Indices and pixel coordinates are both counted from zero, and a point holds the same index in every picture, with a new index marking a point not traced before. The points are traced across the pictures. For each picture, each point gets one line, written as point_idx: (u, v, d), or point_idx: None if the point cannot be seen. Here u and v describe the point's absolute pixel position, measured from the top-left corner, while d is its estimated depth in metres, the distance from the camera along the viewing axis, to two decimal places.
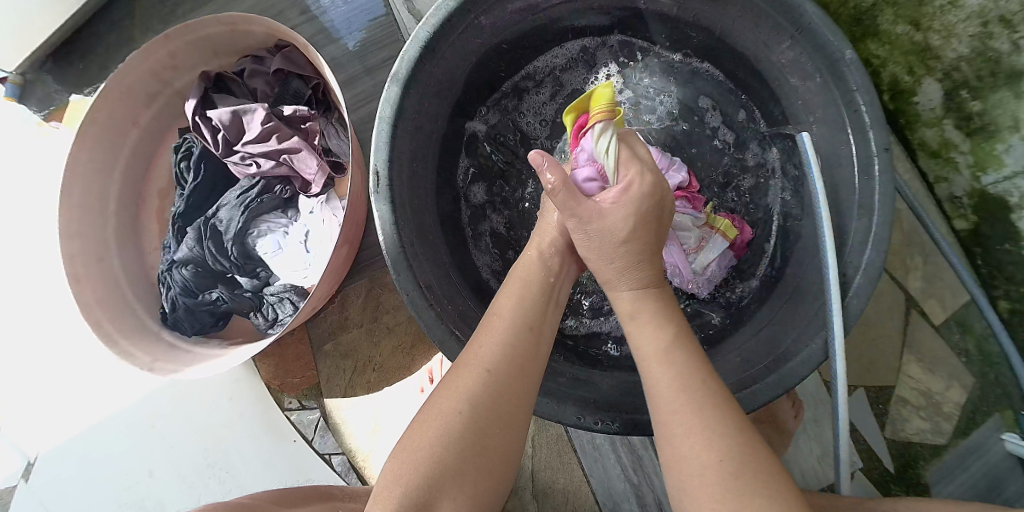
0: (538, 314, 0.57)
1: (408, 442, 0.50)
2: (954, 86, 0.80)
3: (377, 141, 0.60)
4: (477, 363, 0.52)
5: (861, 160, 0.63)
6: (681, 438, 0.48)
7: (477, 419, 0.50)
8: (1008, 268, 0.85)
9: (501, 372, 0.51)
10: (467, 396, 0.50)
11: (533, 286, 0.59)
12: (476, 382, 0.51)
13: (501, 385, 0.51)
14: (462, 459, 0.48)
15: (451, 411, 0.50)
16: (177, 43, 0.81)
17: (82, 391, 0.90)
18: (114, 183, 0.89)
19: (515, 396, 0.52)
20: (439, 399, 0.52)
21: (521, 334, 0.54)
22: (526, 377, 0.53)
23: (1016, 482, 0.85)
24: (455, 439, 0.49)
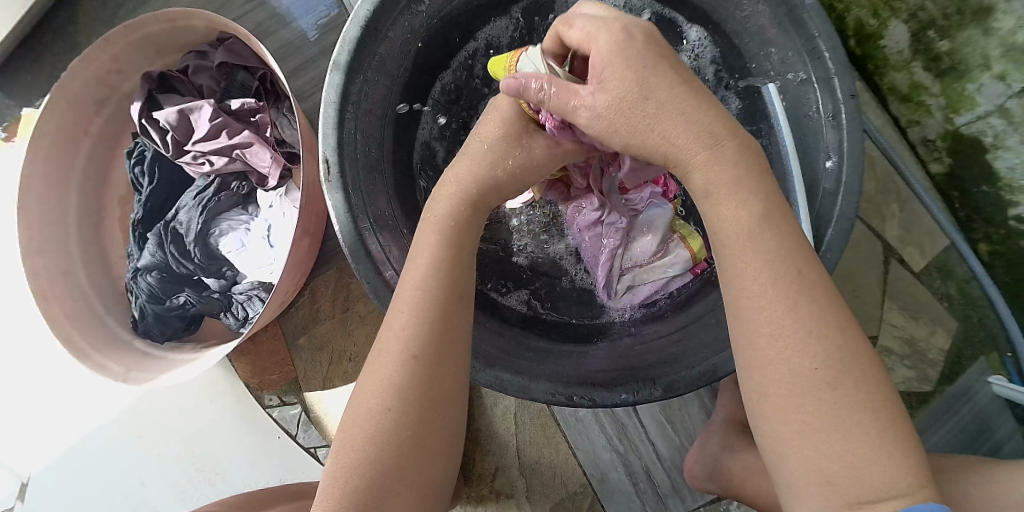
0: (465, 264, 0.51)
1: (341, 446, 0.46)
2: (921, 27, 0.77)
3: (324, 128, 0.59)
4: (395, 346, 0.47)
5: (826, 108, 0.62)
6: (769, 360, 0.41)
7: (411, 406, 0.46)
8: (985, 210, 0.84)
9: (428, 354, 0.46)
10: (394, 388, 0.46)
11: (447, 234, 0.50)
12: (396, 364, 0.46)
13: (431, 367, 0.46)
14: (404, 455, 0.45)
15: (382, 405, 0.46)
16: (118, 45, 0.78)
17: (60, 410, 0.88)
18: (71, 193, 0.86)
19: (450, 370, 0.47)
20: (364, 389, 0.47)
21: (438, 302, 0.48)
22: (454, 349, 0.48)
23: (1003, 424, 0.86)
24: (388, 436, 0.45)
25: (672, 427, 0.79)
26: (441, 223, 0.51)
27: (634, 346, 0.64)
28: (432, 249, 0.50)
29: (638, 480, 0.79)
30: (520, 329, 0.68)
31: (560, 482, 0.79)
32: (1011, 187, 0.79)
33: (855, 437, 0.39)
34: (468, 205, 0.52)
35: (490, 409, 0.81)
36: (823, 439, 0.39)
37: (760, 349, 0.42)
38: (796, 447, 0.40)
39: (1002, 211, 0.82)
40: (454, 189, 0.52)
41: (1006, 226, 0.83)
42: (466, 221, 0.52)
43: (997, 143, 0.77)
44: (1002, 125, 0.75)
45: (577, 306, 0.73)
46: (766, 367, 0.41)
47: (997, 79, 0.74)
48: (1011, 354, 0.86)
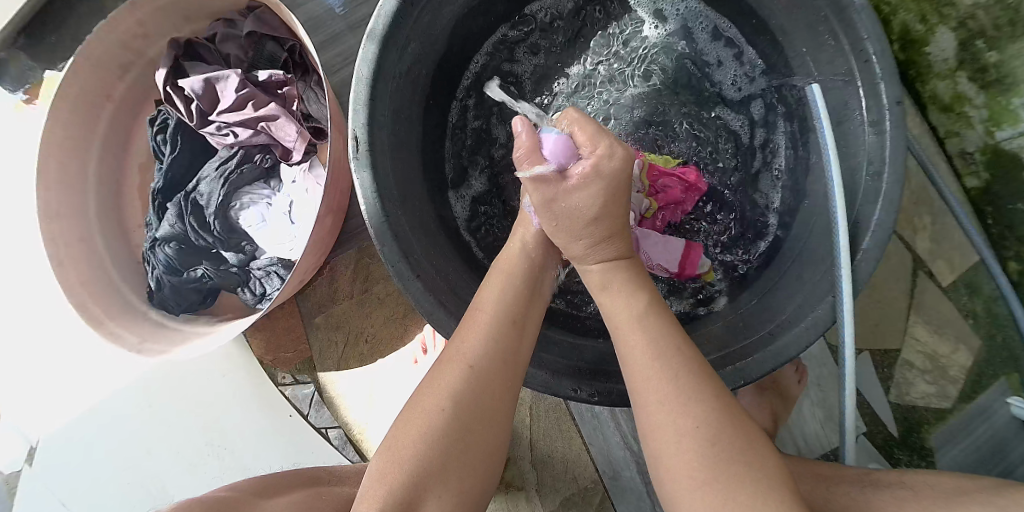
0: (528, 298, 0.56)
1: (400, 433, 0.50)
2: (970, 35, 0.75)
3: (355, 105, 0.57)
4: (457, 358, 0.51)
5: (871, 114, 0.60)
6: (657, 410, 0.48)
7: (468, 412, 0.50)
8: (1020, 228, 0.82)
9: (484, 368, 0.50)
10: (450, 392, 0.50)
11: (518, 273, 0.56)
12: (460, 374, 0.50)
13: (486, 382, 0.50)
14: (450, 454, 0.49)
15: (437, 409, 0.50)
16: (145, 10, 0.77)
17: (72, 376, 0.88)
18: (92, 158, 0.86)
19: (502, 388, 0.51)
20: (424, 393, 0.51)
21: (503, 328, 0.52)
22: (509, 373, 0.52)
23: (1019, 446, 0.84)
24: (446, 433, 0.49)
25: None
26: (511, 259, 0.57)
27: None
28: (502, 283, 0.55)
29: (650, 479, 0.78)
30: (544, 321, 0.66)
31: (572, 477, 0.79)
32: None
33: (742, 490, 0.44)
34: (539, 247, 0.59)
35: None
36: (716, 480, 0.45)
37: (651, 397, 0.48)
38: (688, 486, 0.46)
39: None
40: (525, 230, 0.60)
41: None
42: (524, 255, 0.57)
43: None
44: None
45: (604, 298, 0.72)
46: (652, 412, 0.48)
47: None
48: None
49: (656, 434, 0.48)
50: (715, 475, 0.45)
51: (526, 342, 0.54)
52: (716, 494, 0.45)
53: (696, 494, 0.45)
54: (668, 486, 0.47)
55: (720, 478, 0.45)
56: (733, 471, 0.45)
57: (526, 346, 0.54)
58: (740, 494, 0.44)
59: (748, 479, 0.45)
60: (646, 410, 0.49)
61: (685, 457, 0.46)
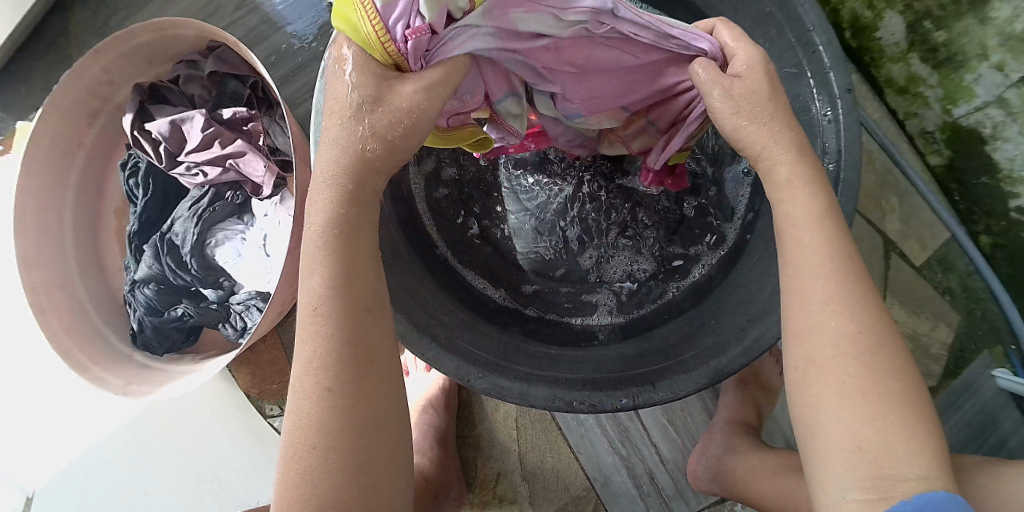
0: (374, 271, 0.46)
1: (282, 487, 0.44)
2: (917, 18, 0.76)
3: (315, 137, 0.58)
4: (309, 381, 0.43)
5: (822, 103, 0.61)
6: (821, 326, 0.42)
7: (342, 439, 0.43)
8: (986, 201, 0.83)
9: (340, 381, 0.43)
10: (317, 425, 0.43)
11: (344, 252, 0.44)
12: (315, 403, 0.43)
13: (352, 393, 0.43)
14: (343, 486, 0.42)
15: (311, 444, 0.43)
16: (109, 57, 0.78)
17: (63, 424, 0.88)
18: (67, 206, 0.86)
19: (374, 389, 0.44)
20: (292, 432, 0.44)
21: (343, 327, 0.43)
22: (378, 368, 0.44)
23: (1008, 418, 0.85)
24: (326, 472, 0.42)
25: (675, 429, 0.79)
26: (324, 225, 0.44)
27: (635, 350, 0.64)
28: (322, 268, 0.43)
29: (641, 482, 0.79)
30: (519, 335, 0.67)
31: (563, 487, 0.79)
32: (1011, 179, 0.78)
33: (883, 424, 0.40)
34: (357, 177, 0.43)
35: (490, 415, 0.81)
36: (877, 407, 0.40)
37: (813, 324, 0.42)
38: (839, 415, 0.41)
39: (1003, 202, 0.81)
40: (324, 196, 0.44)
41: (1007, 218, 0.82)
42: (351, 219, 0.44)
43: (997, 134, 0.76)
44: (1000, 115, 0.74)
45: (578, 305, 0.73)
46: (816, 329, 0.42)
47: (994, 69, 0.73)
48: (1016, 347, 0.85)
49: (815, 361, 0.42)
50: (866, 396, 0.40)
51: (382, 328, 0.45)
52: (873, 429, 0.40)
53: (853, 425, 0.40)
54: (813, 417, 0.42)
55: (880, 416, 0.40)
56: (890, 398, 0.40)
57: (385, 323, 0.46)
58: (895, 451, 0.39)
59: (896, 412, 0.40)
60: (805, 327, 0.43)
61: (837, 389, 0.41)
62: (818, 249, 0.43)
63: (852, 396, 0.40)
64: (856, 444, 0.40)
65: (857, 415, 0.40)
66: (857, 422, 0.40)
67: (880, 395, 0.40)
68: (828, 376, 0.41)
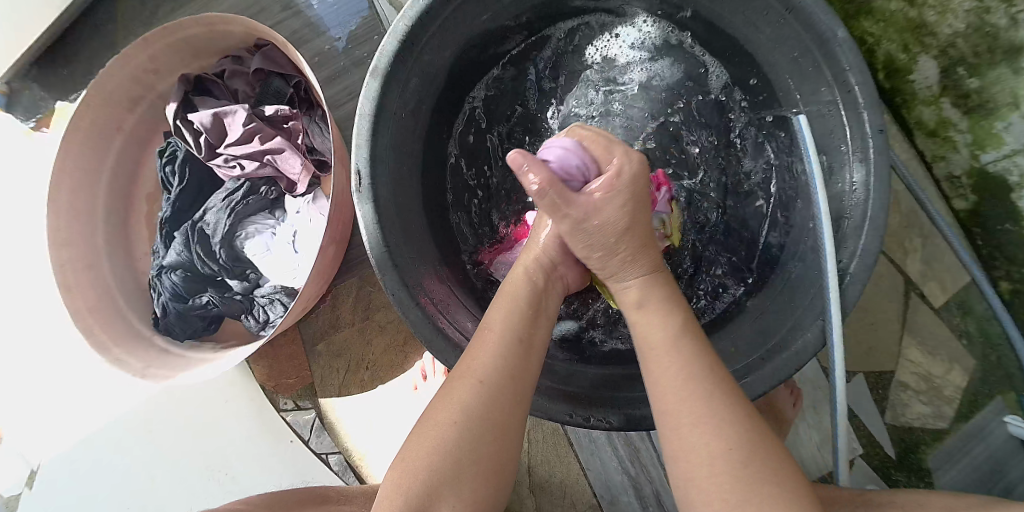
0: (537, 313, 0.57)
1: (409, 448, 0.51)
2: (951, 63, 0.78)
3: (357, 141, 0.59)
4: (475, 370, 0.52)
5: (855, 142, 0.62)
6: (660, 363, 0.51)
7: (475, 428, 0.50)
8: (1009, 248, 0.84)
9: (499, 381, 0.51)
10: (462, 408, 0.51)
11: (521, 301, 0.57)
12: (471, 390, 0.51)
13: (495, 401, 0.51)
14: (466, 462, 0.49)
15: (452, 419, 0.50)
16: (157, 46, 0.80)
17: (74, 403, 0.89)
18: (101, 187, 0.88)
19: (512, 403, 0.51)
20: (438, 406, 0.52)
21: (513, 348, 0.53)
22: (522, 390, 0.53)
23: (1018, 466, 0.83)
24: (449, 450, 0.49)
25: None
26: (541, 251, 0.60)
27: None
28: (508, 304, 0.56)
29: (648, 504, 0.79)
30: None
31: (570, 502, 0.79)
32: None
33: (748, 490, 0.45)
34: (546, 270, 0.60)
35: None
36: (692, 419, 0.48)
37: (670, 407, 0.49)
38: (671, 425, 0.49)
39: None
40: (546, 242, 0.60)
41: None
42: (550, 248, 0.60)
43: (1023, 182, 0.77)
44: None
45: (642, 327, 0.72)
46: (670, 413, 0.49)
47: None
48: None
49: (655, 387, 0.51)
50: (688, 410, 0.48)
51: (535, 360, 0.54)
52: (697, 438, 0.47)
53: (684, 435, 0.48)
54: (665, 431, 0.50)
55: (701, 432, 0.47)
56: (700, 410, 0.48)
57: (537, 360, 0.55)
58: (761, 493, 0.45)
59: (709, 421, 0.47)
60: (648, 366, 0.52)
61: (701, 447, 0.47)
62: (633, 302, 0.56)
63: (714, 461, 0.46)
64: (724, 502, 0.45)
65: (722, 475, 0.46)
66: (730, 484, 0.45)
67: (726, 454, 0.46)
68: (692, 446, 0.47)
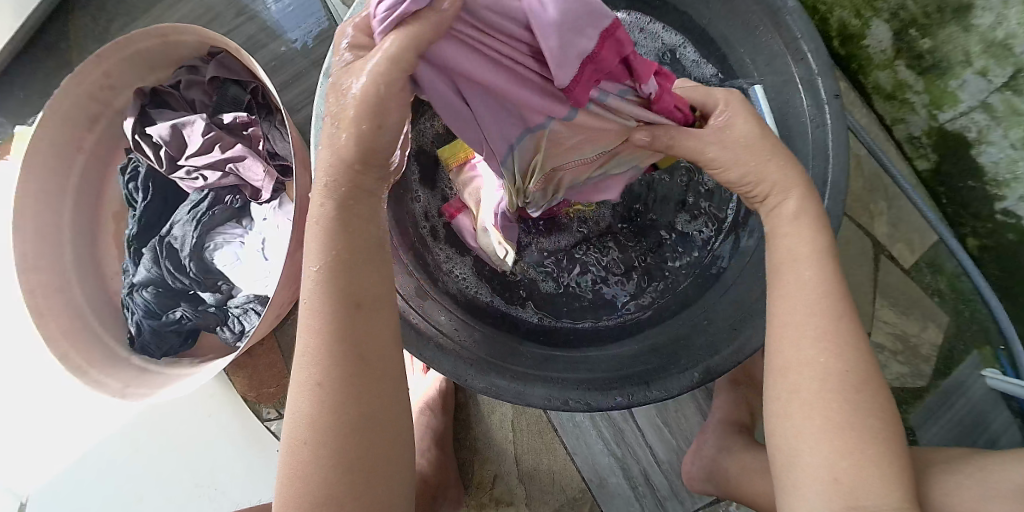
0: (377, 268, 0.42)
1: (280, 484, 0.41)
2: (903, 26, 0.78)
3: (316, 141, 0.59)
4: (305, 375, 0.40)
5: (810, 107, 0.62)
6: (801, 356, 0.45)
7: (332, 442, 0.40)
8: (972, 205, 0.85)
9: (333, 375, 0.39)
10: (310, 423, 0.40)
11: (348, 230, 0.41)
12: (310, 398, 0.40)
13: (344, 397, 0.40)
14: (339, 489, 0.40)
15: (305, 441, 0.40)
16: (110, 62, 0.79)
17: (56, 431, 0.88)
18: (66, 210, 0.87)
19: (366, 394, 0.40)
20: (286, 428, 0.41)
21: (332, 327, 0.40)
22: (372, 374, 0.41)
23: (998, 417, 0.85)
24: (314, 477, 0.40)
25: (670, 429, 0.80)
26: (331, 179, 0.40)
27: (629, 350, 0.65)
28: (316, 247, 0.40)
29: (637, 483, 0.80)
30: (513, 335, 0.68)
31: (559, 488, 0.80)
32: (997, 182, 0.79)
33: (847, 456, 0.42)
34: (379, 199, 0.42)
35: (485, 416, 0.82)
36: (847, 446, 0.42)
37: (795, 349, 0.45)
38: (817, 442, 0.43)
39: (990, 205, 0.82)
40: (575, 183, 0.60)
41: (994, 220, 0.83)
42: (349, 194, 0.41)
43: (982, 138, 0.78)
44: (985, 119, 0.76)
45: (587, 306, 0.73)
46: (799, 362, 0.45)
47: (978, 76, 0.74)
48: (1004, 346, 0.85)
49: (801, 398, 0.44)
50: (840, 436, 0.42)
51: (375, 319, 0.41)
52: (856, 471, 0.41)
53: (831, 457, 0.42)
54: (793, 418, 0.44)
55: (859, 459, 0.42)
56: (871, 435, 0.42)
57: (379, 317, 0.42)
58: (857, 455, 0.42)
59: (867, 447, 0.42)
60: (787, 366, 0.46)
61: (817, 423, 0.43)
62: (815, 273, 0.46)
63: (813, 416, 0.43)
64: (833, 477, 0.41)
65: (828, 442, 0.42)
66: (830, 438, 0.42)
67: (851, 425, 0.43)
68: (802, 435, 0.43)
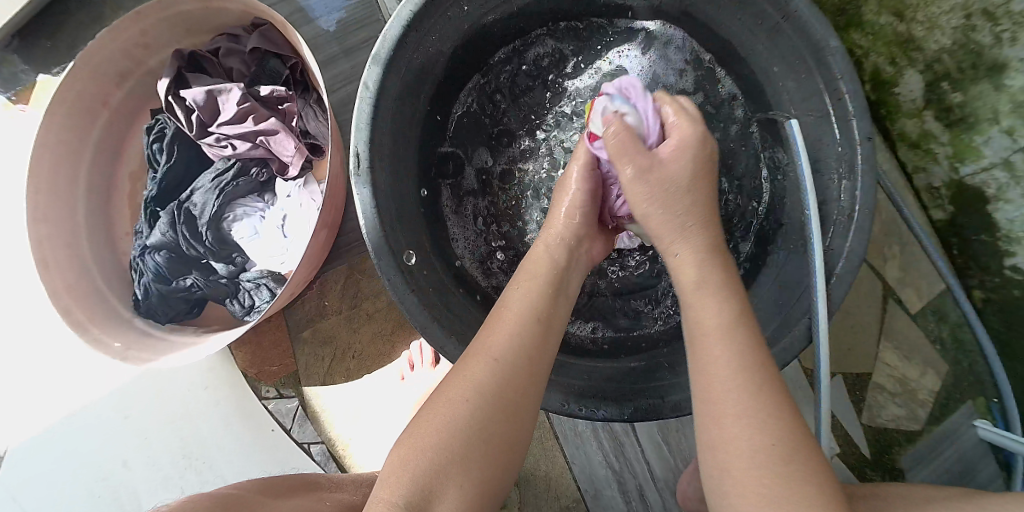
0: (561, 302, 0.57)
1: (418, 425, 0.49)
2: (936, 78, 0.80)
3: (357, 123, 0.59)
4: (486, 350, 0.51)
5: (843, 146, 0.63)
6: (719, 391, 0.46)
7: (489, 406, 0.48)
8: (983, 258, 0.86)
9: (510, 365, 0.50)
10: (477, 384, 0.49)
11: (550, 272, 0.57)
12: (487, 369, 0.49)
13: (511, 378, 0.50)
14: (473, 448, 0.47)
15: (462, 395, 0.48)
16: (149, 21, 0.78)
17: (45, 387, 0.86)
18: (83, 163, 0.85)
19: (530, 384, 0.51)
20: (450, 383, 0.50)
21: (526, 336, 0.52)
22: (532, 382, 0.51)
23: (985, 468, 0.86)
24: (463, 426, 0.47)
25: (669, 448, 0.80)
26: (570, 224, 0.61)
27: (644, 365, 0.65)
28: (538, 279, 0.57)
29: (631, 498, 0.80)
30: None
31: (554, 495, 0.80)
32: (1009, 238, 0.81)
33: (779, 475, 0.42)
34: (568, 251, 0.60)
35: None
36: (757, 481, 0.42)
37: (713, 387, 0.47)
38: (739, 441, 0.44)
39: (1000, 260, 0.84)
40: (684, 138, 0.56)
41: (1002, 275, 0.84)
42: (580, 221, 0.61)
43: (999, 195, 0.79)
44: (1004, 178, 0.78)
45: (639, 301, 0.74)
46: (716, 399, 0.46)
47: (1003, 134, 0.76)
48: (997, 401, 0.86)
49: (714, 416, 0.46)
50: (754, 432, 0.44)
51: (555, 339, 0.54)
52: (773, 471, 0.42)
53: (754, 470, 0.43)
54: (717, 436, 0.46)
55: (738, 464, 0.43)
56: (779, 452, 0.42)
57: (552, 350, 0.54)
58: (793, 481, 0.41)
59: (796, 469, 0.42)
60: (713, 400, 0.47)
61: (745, 455, 0.43)
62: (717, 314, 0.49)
63: (731, 453, 0.44)
64: (747, 495, 0.42)
65: (757, 467, 0.42)
66: (750, 462, 0.43)
67: (779, 470, 0.42)
68: (722, 465, 0.44)
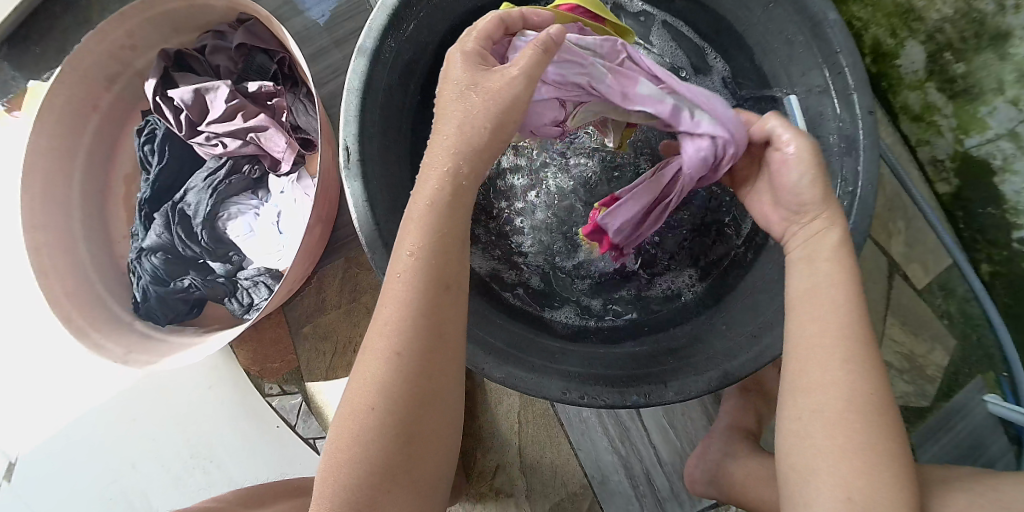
0: (458, 250, 0.47)
1: (337, 433, 0.46)
2: (938, 48, 0.78)
3: (346, 115, 0.58)
4: (382, 345, 0.45)
5: (844, 122, 0.62)
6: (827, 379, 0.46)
7: (398, 407, 0.44)
8: (990, 231, 0.85)
9: (411, 353, 0.44)
10: (380, 386, 0.44)
11: (438, 219, 0.46)
12: (384, 368, 0.44)
13: (415, 372, 0.44)
14: (394, 452, 0.44)
15: (367, 403, 0.44)
16: (134, 21, 0.77)
17: (51, 393, 0.86)
18: (77, 168, 0.85)
19: (442, 365, 0.46)
20: (355, 386, 0.46)
21: (416, 321, 0.44)
22: (438, 365, 0.45)
23: (996, 442, 0.85)
24: (375, 435, 0.44)
25: (675, 431, 0.80)
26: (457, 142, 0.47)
27: (646, 349, 0.64)
28: (417, 236, 0.45)
29: (638, 483, 0.79)
30: (530, 329, 0.67)
31: (560, 482, 0.80)
32: (1017, 210, 0.79)
33: (874, 474, 0.42)
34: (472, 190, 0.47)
35: (493, 405, 0.82)
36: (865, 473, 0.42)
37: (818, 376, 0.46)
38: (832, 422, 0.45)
39: (1007, 232, 0.82)
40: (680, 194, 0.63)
41: (1010, 248, 0.83)
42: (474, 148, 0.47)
43: (1006, 167, 0.78)
44: (1010, 148, 0.76)
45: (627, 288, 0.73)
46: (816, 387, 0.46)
47: (1009, 104, 0.74)
48: (1007, 374, 0.85)
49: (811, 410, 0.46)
50: (853, 421, 0.44)
51: (460, 298, 0.47)
52: (866, 483, 0.42)
53: (844, 475, 0.43)
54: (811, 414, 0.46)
55: (843, 460, 0.43)
56: (875, 450, 0.43)
57: (461, 306, 0.47)
58: (876, 476, 0.42)
59: (881, 469, 0.43)
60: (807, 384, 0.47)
61: (831, 457, 0.44)
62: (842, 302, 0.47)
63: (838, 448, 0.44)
64: (847, 495, 0.42)
65: (859, 470, 0.43)
66: (853, 459, 0.43)
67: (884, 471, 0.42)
68: (817, 458, 0.44)
